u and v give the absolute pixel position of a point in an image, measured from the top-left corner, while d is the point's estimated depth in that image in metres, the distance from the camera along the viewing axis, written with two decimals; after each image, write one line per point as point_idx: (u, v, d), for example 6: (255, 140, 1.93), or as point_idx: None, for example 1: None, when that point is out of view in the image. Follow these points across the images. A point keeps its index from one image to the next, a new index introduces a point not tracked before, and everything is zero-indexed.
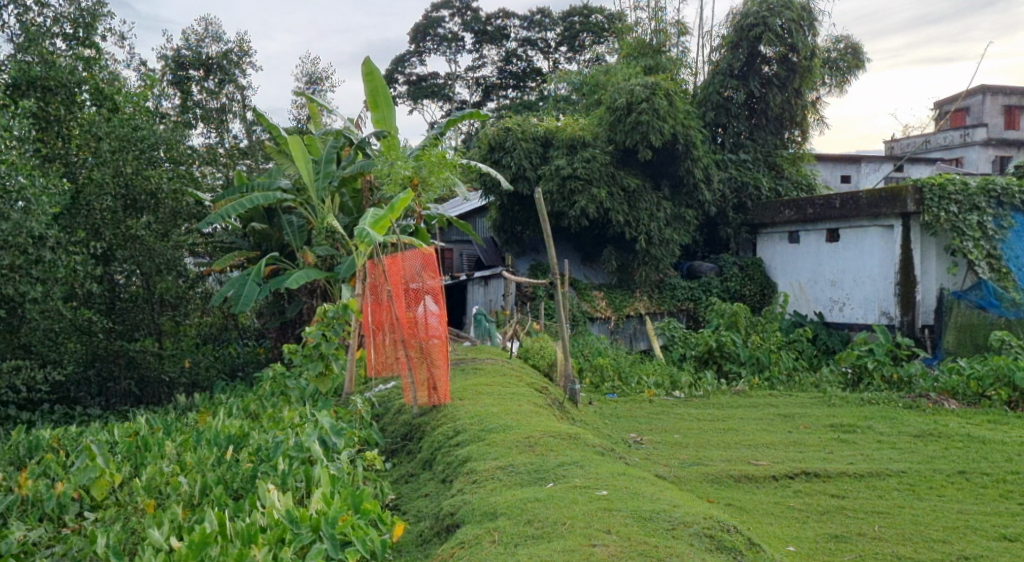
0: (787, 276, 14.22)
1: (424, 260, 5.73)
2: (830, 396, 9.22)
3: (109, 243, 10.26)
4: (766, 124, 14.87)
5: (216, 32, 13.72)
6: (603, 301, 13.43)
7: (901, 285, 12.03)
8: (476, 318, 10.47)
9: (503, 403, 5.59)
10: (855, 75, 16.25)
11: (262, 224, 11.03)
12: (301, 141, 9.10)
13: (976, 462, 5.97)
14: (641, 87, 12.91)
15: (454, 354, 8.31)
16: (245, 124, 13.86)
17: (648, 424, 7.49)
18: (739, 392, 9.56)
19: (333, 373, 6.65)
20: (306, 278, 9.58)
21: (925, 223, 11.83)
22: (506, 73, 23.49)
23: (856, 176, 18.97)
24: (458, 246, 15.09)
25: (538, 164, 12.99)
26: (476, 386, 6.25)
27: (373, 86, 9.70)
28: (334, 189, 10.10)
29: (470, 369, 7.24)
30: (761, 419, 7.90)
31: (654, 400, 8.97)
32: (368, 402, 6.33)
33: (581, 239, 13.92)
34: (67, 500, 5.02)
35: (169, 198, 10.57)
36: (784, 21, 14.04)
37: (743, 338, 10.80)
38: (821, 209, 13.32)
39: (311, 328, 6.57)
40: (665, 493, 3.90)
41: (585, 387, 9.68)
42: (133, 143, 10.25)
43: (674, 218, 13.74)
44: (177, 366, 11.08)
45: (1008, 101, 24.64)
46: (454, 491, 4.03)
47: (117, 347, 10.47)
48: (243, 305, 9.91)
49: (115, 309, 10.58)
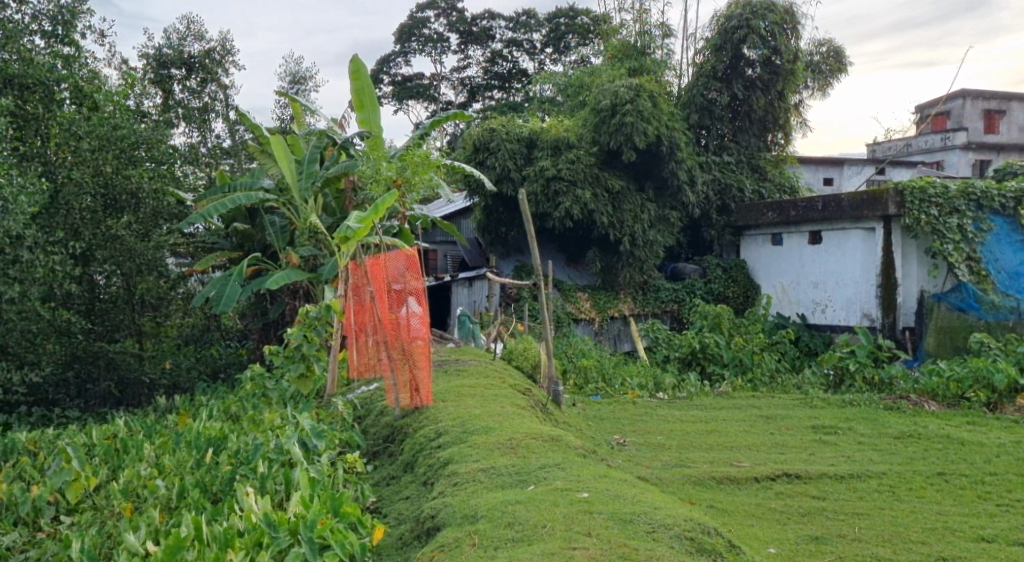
0: (770, 278, 14.27)
1: (408, 261, 5.75)
2: (812, 398, 9.26)
3: (88, 243, 10.16)
4: (750, 126, 14.93)
5: (198, 31, 13.64)
6: (587, 302, 13.44)
7: (883, 287, 12.10)
8: (460, 320, 10.46)
9: (485, 404, 5.56)
10: (837, 78, 16.34)
11: (244, 224, 10.96)
12: (284, 141, 9.05)
13: (956, 463, 6.00)
14: (625, 89, 12.93)
15: (438, 356, 8.27)
16: (227, 123, 13.78)
17: (631, 426, 7.48)
18: (722, 394, 9.59)
19: (315, 375, 6.58)
20: (287, 278, 9.52)
21: (907, 225, 11.91)
22: (491, 74, 23.47)
23: (839, 178, 19.08)
24: (442, 247, 15.07)
25: (523, 165, 12.97)
26: (459, 388, 6.22)
27: (358, 86, 9.69)
28: (318, 189, 10.06)
29: (453, 371, 7.18)
30: (743, 420, 7.92)
31: (638, 402, 8.97)
32: (350, 404, 6.29)
33: (565, 240, 13.91)
34: (43, 503, 4.94)
35: (150, 198, 10.48)
36: (768, 24, 14.11)
37: (726, 340, 10.84)
38: (804, 211, 13.38)
39: (292, 330, 6.52)
40: (647, 495, 3.88)
41: (569, 388, 9.67)
42: (113, 142, 10.19)
43: (659, 219, 13.76)
44: (157, 368, 10.97)
45: (987, 105, 24.89)
46: (435, 493, 4.00)
47: (97, 349, 10.31)
48: (225, 306, 9.84)
49: (94, 310, 10.47)
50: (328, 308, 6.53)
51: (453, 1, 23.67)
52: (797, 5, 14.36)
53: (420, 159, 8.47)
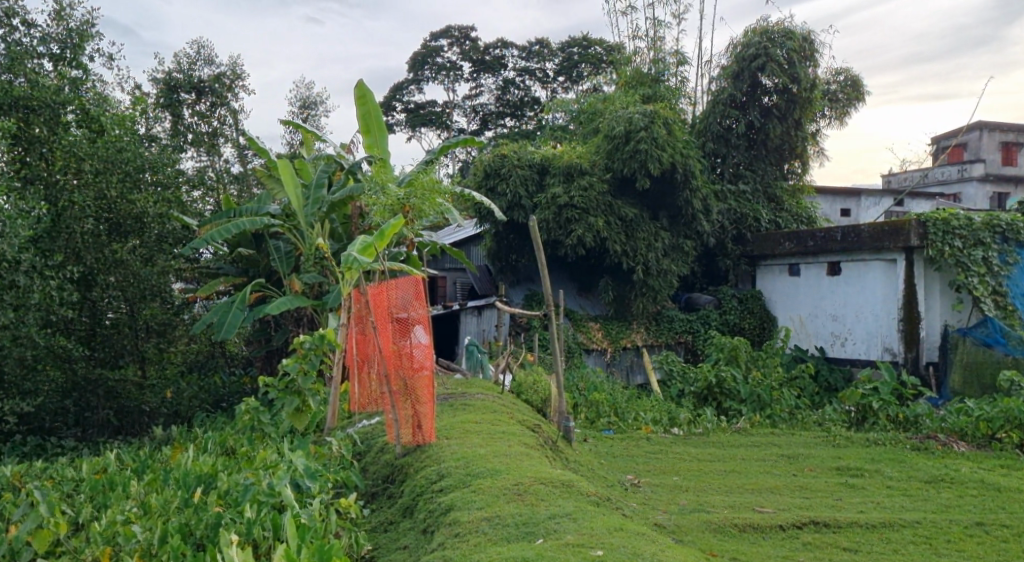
0: (787, 310, 13.91)
1: (412, 290, 5.46)
2: (834, 436, 8.91)
3: (91, 267, 9.89)
4: (766, 155, 14.66)
5: (208, 56, 13.53)
6: (599, 333, 13.10)
7: (905, 320, 11.74)
8: (468, 350, 10.28)
9: (491, 443, 5.23)
10: (855, 107, 16.06)
11: (249, 249, 10.75)
12: (289, 164, 8.91)
13: (993, 513, 5.65)
14: (640, 115, 12.69)
15: (443, 388, 7.94)
16: (237, 149, 13.66)
17: (645, 464, 7.14)
18: (740, 430, 9.21)
19: (311, 410, 6.29)
20: (289, 304, 9.28)
21: (929, 257, 11.56)
22: (504, 102, 23.35)
23: (856, 209, 18.75)
24: (451, 275, 14.83)
25: (534, 192, 12.72)
26: (464, 424, 5.89)
27: (364, 111, 9.48)
28: (324, 215, 9.87)
29: (458, 405, 6.83)
30: (763, 460, 7.56)
31: (652, 438, 8.62)
32: (349, 440, 5.97)
33: (576, 269, 13.62)
34: (20, 546, 4.63)
35: (155, 222, 10.35)
36: (786, 51, 13.85)
37: (744, 374, 10.49)
38: (822, 242, 13.06)
39: (286, 362, 6.21)
40: (668, 553, 3.53)
41: (580, 423, 9.29)
42: (117, 165, 9.99)
43: (673, 248, 13.45)
44: (158, 396, 10.61)
45: (1005, 138, 24.57)
46: (434, 545, 3.67)
47: (96, 377, 10.02)
48: (227, 332, 9.61)
49: (95, 336, 10.22)
50: (324, 338, 6.21)
51: (466, 30, 23.63)
52: (814, 33, 14.14)
53: (427, 185, 8.24)
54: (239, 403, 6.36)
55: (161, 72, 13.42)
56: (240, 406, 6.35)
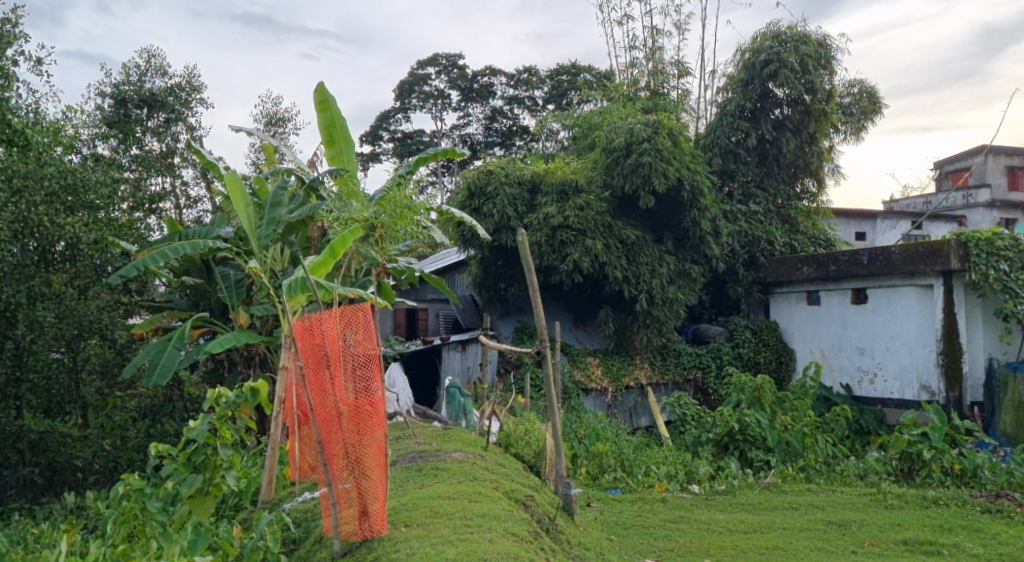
0: (806, 344, 12.51)
1: (352, 324, 4.07)
2: (884, 494, 7.48)
3: (9, 301, 8.14)
4: (778, 172, 13.33)
5: (160, 67, 12.25)
6: (599, 369, 11.63)
7: (945, 355, 10.36)
8: (448, 394, 8.89)
9: (465, 538, 3.81)
10: (871, 121, 14.80)
11: (197, 279, 9.03)
12: (240, 179, 7.22)
13: None
14: (642, 126, 11.40)
15: (414, 444, 6.45)
16: (194, 169, 12.33)
17: (666, 541, 5.67)
18: (771, 487, 7.79)
19: (221, 492, 4.78)
20: (233, 342, 7.77)
21: (971, 282, 10.22)
22: (492, 132, 22.10)
23: (872, 232, 17.49)
24: (435, 306, 13.48)
25: (524, 212, 11.35)
26: (432, 501, 4.47)
27: (327, 119, 8.07)
28: (281, 238, 8.42)
29: (427, 470, 5.33)
30: (808, 533, 6.10)
31: (668, 500, 7.17)
32: (278, 527, 4.54)
33: (572, 297, 12.26)
34: None
35: (90, 250, 8.78)
36: (800, 57, 12.59)
37: (769, 419, 8.98)
38: (846, 267, 11.68)
39: (194, 425, 4.65)
40: None
41: (581, 480, 7.85)
42: (38, 182, 8.31)
43: (679, 274, 12.06)
44: (91, 450, 9.05)
45: (1012, 162, 23.38)
46: None
47: (18, 429, 8.61)
48: (160, 376, 8.06)
49: (21, 383, 8.66)
50: (251, 394, 4.69)
51: (454, 57, 22.42)
52: (831, 38, 12.89)
53: (398, 199, 6.73)
54: (118, 486, 4.79)
55: (109, 85, 12.09)
56: (118, 490, 4.84)
